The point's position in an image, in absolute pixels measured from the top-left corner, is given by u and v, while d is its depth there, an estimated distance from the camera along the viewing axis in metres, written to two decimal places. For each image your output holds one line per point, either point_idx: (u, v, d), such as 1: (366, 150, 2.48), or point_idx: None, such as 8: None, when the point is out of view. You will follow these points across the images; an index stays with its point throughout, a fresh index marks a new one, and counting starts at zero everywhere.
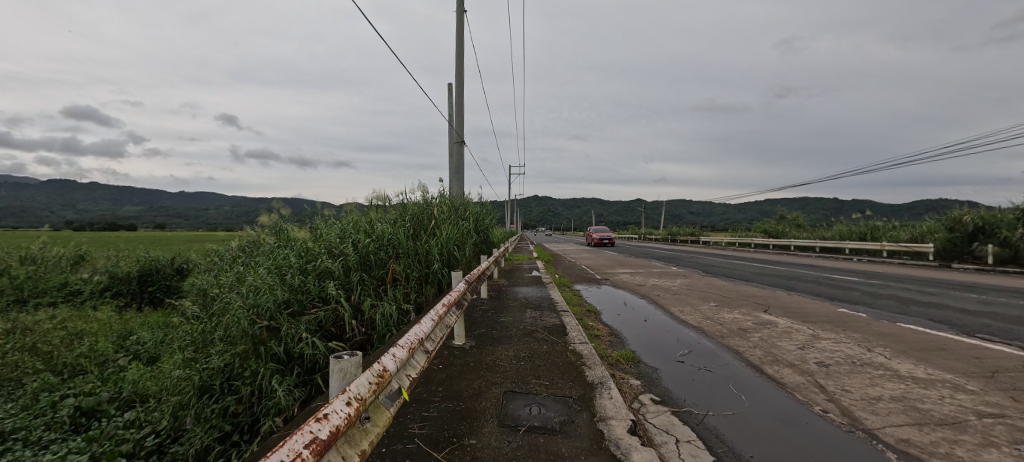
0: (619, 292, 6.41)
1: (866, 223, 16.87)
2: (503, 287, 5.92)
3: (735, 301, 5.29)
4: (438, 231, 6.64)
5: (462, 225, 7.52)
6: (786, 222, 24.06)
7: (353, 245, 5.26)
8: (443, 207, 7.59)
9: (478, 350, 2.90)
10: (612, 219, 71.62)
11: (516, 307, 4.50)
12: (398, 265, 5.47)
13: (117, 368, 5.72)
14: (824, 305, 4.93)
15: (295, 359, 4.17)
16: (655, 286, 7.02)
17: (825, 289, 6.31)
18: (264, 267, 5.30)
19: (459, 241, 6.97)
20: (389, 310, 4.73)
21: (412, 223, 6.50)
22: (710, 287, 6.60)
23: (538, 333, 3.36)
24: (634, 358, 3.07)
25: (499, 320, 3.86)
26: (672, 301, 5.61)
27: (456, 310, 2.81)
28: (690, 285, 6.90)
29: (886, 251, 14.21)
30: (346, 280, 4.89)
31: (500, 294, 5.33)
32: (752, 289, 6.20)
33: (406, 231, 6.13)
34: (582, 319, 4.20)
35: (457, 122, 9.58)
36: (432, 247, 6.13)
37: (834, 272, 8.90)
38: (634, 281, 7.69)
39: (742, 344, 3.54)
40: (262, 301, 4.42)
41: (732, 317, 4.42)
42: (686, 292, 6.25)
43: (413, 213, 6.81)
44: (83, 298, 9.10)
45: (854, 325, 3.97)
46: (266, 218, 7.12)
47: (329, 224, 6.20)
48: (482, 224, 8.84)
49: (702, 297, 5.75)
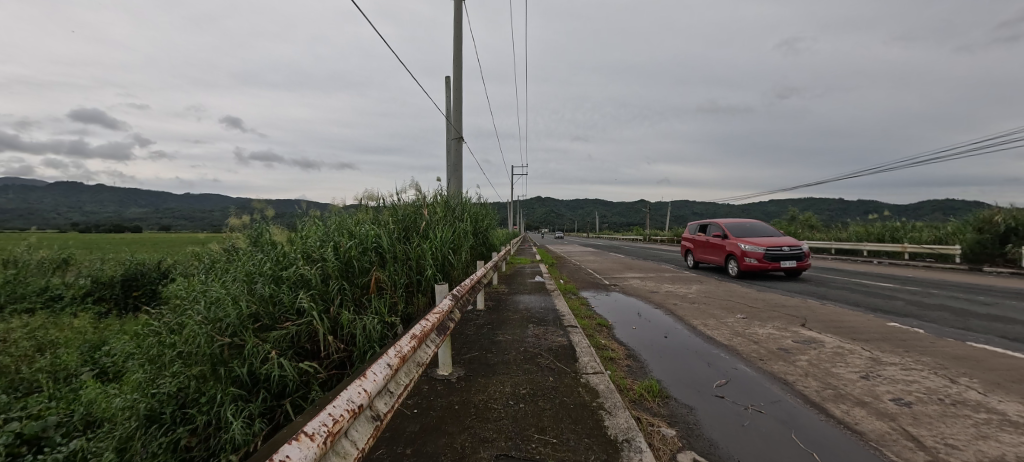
0: (631, 301, 5.79)
1: (883, 223, 16.17)
2: (503, 295, 5.34)
3: (764, 312, 4.68)
4: (430, 233, 6.07)
5: (458, 226, 6.94)
6: (797, 222, 23.33)
7: (334, 251, 4.73)
8: (437, 207, 7.01)
9: (468, 384, 2.31)
10: (616, 220, 70.79)
11: (516, 322, 3.90)
12: (384, 272, 4.92)
13: (77, 386, 5.14)
14: (871, 319, 4.29)
15: (260, 382, 3.60)
16: (670, 293, 6.42)
17: (861, 297, 5.68)
18: (235, 274, 4.75)
19: (455, 244, 6.39)
20: (371, 323, 4.17)
21: (401, 226, 5.97)
22: (731, 295, 5.97)
23: (540, 358, 2.76)
24: (661, 392, 2.46)
25: (495, 339, 3.26)
26: (692, 311, 4.99)
27: (439, 334, 2.22)
28: (708, 292, 6.26)
29: (907, 253, 13.51)
30: (324, 289, 4.34)
31: (499, 305, 4.73)
32: (780, 298, 5.57)
33: (394, 235, 5.60)
34: (592, 337, 3.61)
35: (455, 117, 9.04)
36: (423, 250, 5.58)
37: (861, 277, 8.25)
38: (646, 287, 7.08)
39: (788, 369, 2.94)
40: (226, 315, 3.88)
41: (767, 333, 3.80)
42: (706, 301, 5.63)
43: (402, 215, 6.27)
44: (64, 304, 8.62)
45: (918, 345, 3.35)
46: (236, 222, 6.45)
47: (310, 227, 5.67)
48: (480, 226, 8.24)
49: (725, 307, 5.13)
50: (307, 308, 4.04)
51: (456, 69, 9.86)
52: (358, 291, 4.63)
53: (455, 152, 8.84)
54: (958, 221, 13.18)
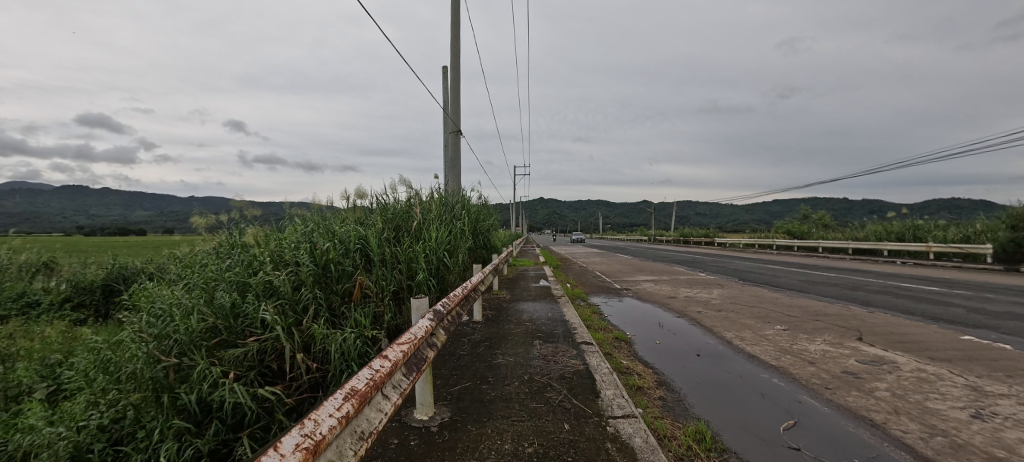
0: (648, 308, 5.16)
1: (903, 222, 15.44)
2: (504, 304, 4.71)
3: (807, 323, 4.04)
4: (422, 234, 5.44)
5: (456, 225, 6.32)
6: (809, 221, 22.56)
7: (309, 254, 4.14)
8: (432, 206, 6.38)
9: (452, 435, 1.69)
10: (620, 220, 69.94)
11: (519, 338, 3.26)
12: (368, 277, 4.31)
13: (20, 407, 4.52)
14: (939, 332, 3.61)
15: (213, 412, 3.00)
16: (690, 298, 5.79)
17: (908, 302, 5.03)
18: (194, 280, 4.15)
19: (451, 246, 5.76)
20: (349, 338, 3.55)
21: (391, 227, 5.36)
22: (760, 301, 5.31)
23: (549, 392, 2.13)
24: (716, 444, 1.82)
25: (492, 363, 2.62)
26: (722, 321, 4.33)
27: (412, 373, 1.49)
28: (734, 298, 5.60)
29: (932, 253, 12.77)
30: (294, 299, 3.74)
31: (499, 315, 4.12)
32: (819, 304, 4.90)
33: (381, 236, 4.99)
34: (611, 357, 2.98)
35: (452, 109, 8.44)
36: (415, 253, 4.95)
37: (894, 279, 7.56)
38: (661, 291, 6.45)
39: (867, 402, 2.30)
40: (176, 330, 3.29)
41: (822, 351, 3.16)
42: (733, 308, 4.98)
43: (391, 215, 5.66)
44: (39, 311, 8.06)
45: (1018, 368, 2.69)
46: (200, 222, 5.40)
47: (288, 228, 5.04)
48: (481, 226, 7.60)
49: (758, 316, 4.48)
50: (272, 322, 3.45)
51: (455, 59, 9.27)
52: (337, 300, 4.06)
53: (453, 146, 8.23)
54: (988, 219, 12.41)
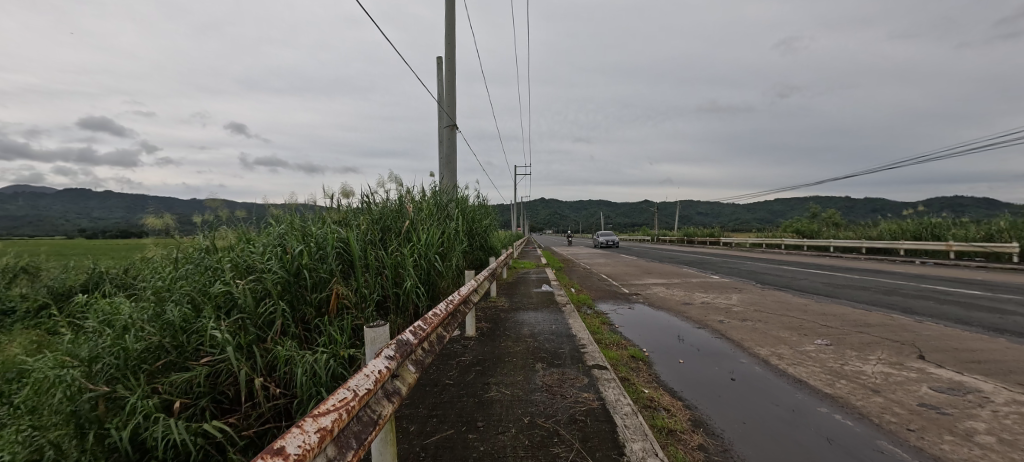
0: (663, 317, 4.62)
1: (919, 219, 14.87)
2: (503, 314, 4.18)
3: (851, 336, 3.52)
4: (412, 236, 4.91)
5: (450, 225, 5.76)
6: (818, 220, 21.96)
7: (278, 259, 3.62)
8: (424, 204, 5.82)
9: None
10: (621, 220, 69.27)
11: (518, 360, 2.71)
12: (347, 286, 3.79)
13: None
14: (1012, 347, 3.08)
15: (150, 453, 2.39)
16: (707, 304, 5.26)
17: (956, 308, 4.50)
18: (142, 290, 3.58)
19: (445, 249, 5.23)
20: (319, 358, 3.02)
21: (376, 229, 4.83)
22: (788, 308, 4.77)
23: (556, 447, 1.59)
24: None
25: (483, 399, 2.08)
26: (750, 333, 3.81)
27: (354, 446, 0.96)
28: (757, 304, 5.05)
29: (953, 252, 12.17)
30: (256, 313, 3.21)
31: (496, 328, 3.59)
32: (856, 312, 4.37)
33: (364, 238, 4.45)
34: (630, 385, 2.45)
35: (447, 102, 7.90)
36: (403, 258, 4.42)
37: (923, 281, 7.02)
38: (675, 296, 5.92)
39: (971, 452, 1.77)
40: (110, 352, 2.74)
41: (883, 376, 2.63)
42: (759, 316, 4.44)
43: (378, 215, 5.11)
44: (13, 320, 7.30)
45: None
46: (153, 222, 4.46)
47: (258, 231, 4.44)
48: (478, 227, 7.05)
49: (791, 326, 3.95)
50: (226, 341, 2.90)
51: (450, 49, 8.72)
52: (309, 313, 3.55)
53: (449, 141, 7.70)
54: (1013, 216, 11.83)
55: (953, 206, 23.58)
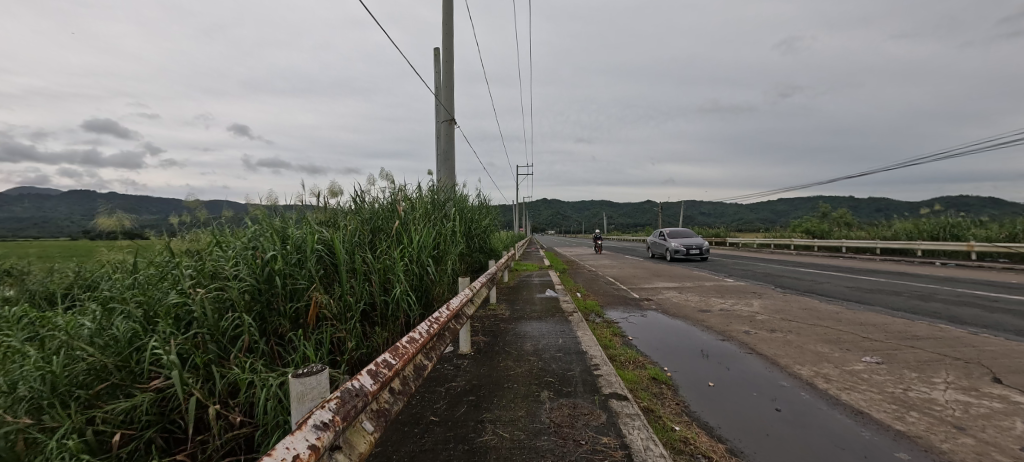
0: (684, 328, 4.15)
1: (937, 219, 14.30)
2: (504, 325, 3.73)
3: (903, 353, 3.06)
4: (404, 237, 4.46)
5: (448, 225, 5.31)
6: (828, 220, 21.40)
7: (247, 264, 3.18)
8: (419, 202, 5.38)
9: None
10: (624, 220, 68.70)
11: (521, 387, 2.26)
12: (328, 294, 3.36)
13: None
14: None
15: None
16: (728, 312, 4.79)
17: (1009, 317, 4.02)
18: (91, 300, 3.10)
19: (441, 251, 4.79)
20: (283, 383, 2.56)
21: (365, 230, 4.40)
22: (819, 317, 4.30)
23: None
24: None
25: (472, 445, 1.64)
26: (784, 348, 3.36)
27: None
28: (783, 312, 4.59)
29: (976, 252, 11.63)
30: (217, 329, 2.79)
31: (496, 343, 3.15)
32: (898, 323, 3.90)
33: (350, 240, 4.01)
34: (657, 421, 2.00)
35: (445, 95, 7.47)
36: (393, 262, 3.97)
37: (955, 285, 6.53)
38: (690, 302, 5.47)
39: None
40: (30, 373, 2.09)
41: (964, 408, 2.17)
42: (790, 327, 3.97)
43: (368, 216, 4.68)
44: None
45: None
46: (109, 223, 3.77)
47: (230, 230, 3.93)
48: (477, 228, 6.61)
49: (829, 340, 3.49)
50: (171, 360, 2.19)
51: (448, 40, 8.28)
52: (283, 326, 3.12)
53: (447, 137, 7.27)
54: None
55: (967, 204, 22.91)
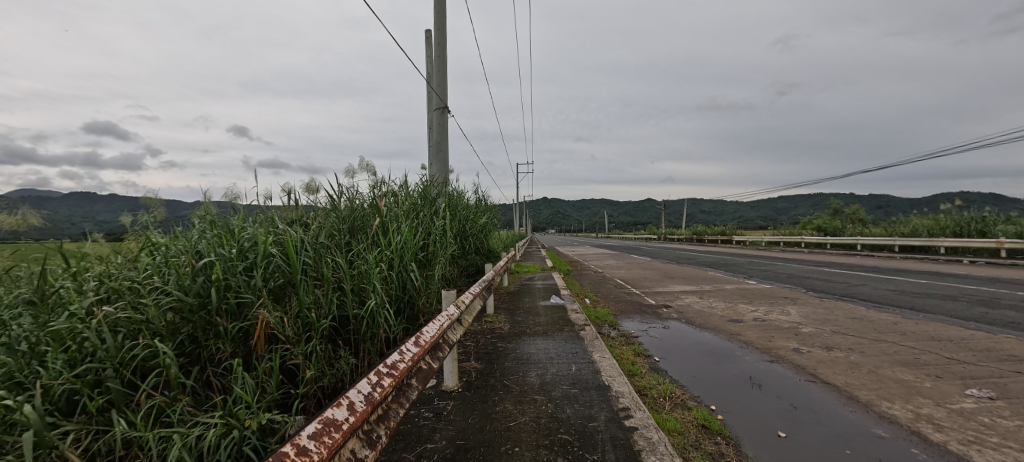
0: (725, 345, 3.43)
1: (958, 214, 13.63)
2: (503, 346, 3.02)
3: (1015, 383, 2.37)
4: (382, 236, 3.75)
5: (437, 222, 4.59)
6: (840, 217, 20.71)
7: (177, 274, 2.49)
8: (404, 197, 4.67)
9: None
10: (625, 218, 67.89)
11: (526, 452, 1.57)
12: (281, 312, 2.67)
13: None
14: None
15: None
16: (762, 321, 4.11)
17: None
18: None
19: (428, 255, 4.09)
20: (192, 440, 1.83)
21: (336, 231, 3.71)
22: (876, 330, 3.61)
23: None
24: None
25: None
26: (852, 373, 2.67)
27: None
28: (831, 323, 3.89)
29: (1004, 250, 10.97)
30: (121, 358, 2.08)
31: (491, 373, 2.44)
32: (979, 338, 3.22)
33: (314, 244, 3.30)
34: None
35: (438, 81, 6.76)
36: (368, 268, 3.26)
37: (1004, 287, 5.88)
38: (713, 310, 4.80)
39: None
40: None
41: None
42: (848, 343, 3.29)
43: (343, 214, 3.97)
44: None
45: None
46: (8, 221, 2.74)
47: (168, 229, 3.06)
48: (473, 227, 5.90)
49: (906, 362, 2.81)
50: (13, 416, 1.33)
51: (440, 22, 7.58)
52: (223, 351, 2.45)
53: (439, 126, 6.59)
54: None
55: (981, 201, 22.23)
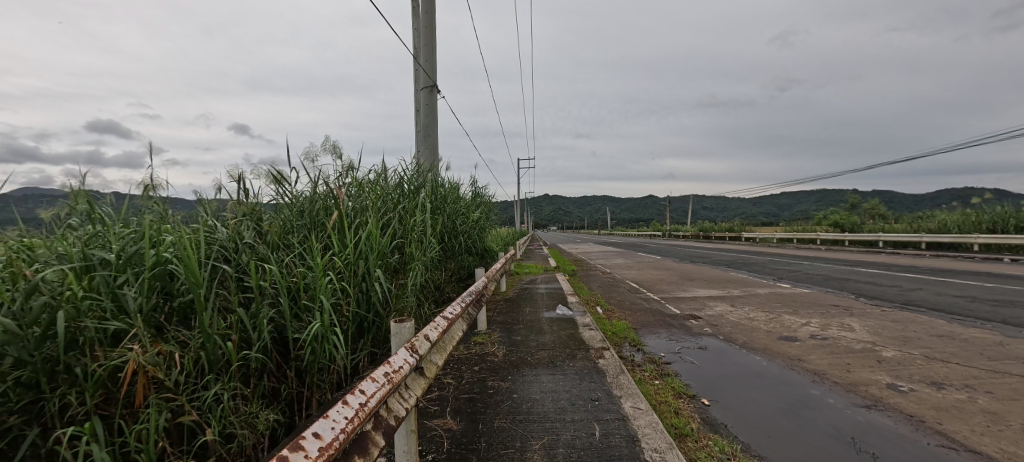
0: (798, 379, 2.55)
1: (991, 208, 12.70)
2: (496, 387, 2.17)
3: None
4: (343, 235, 2.90)
5: (418, 218, 3.75)
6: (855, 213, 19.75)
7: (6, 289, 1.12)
8: (379, 186, 3.82)
9: None
10: (628, 215, 66.96)
11: None
12: (174, 339, 1.69)
13: None
14: None
15: None
16: (823, 341, 3.26)
17: None
18: None
19: (404, 260, 3.25)
20: None
21: (283, 231, 2.85)
22: (984, 356, 2.77)
23: None
24: None
25: None
26: (1008, 435, 1.82)
27: None
28: (916, 344, 3.05)
29: None
30: None
31: (472, 445, 1.60)
32: None
33: (247, 246, 2.40)
34: None
35: (426, 57, 5.89)
36: (316, 278, 2.39)
37: None
38: (752, 322, 3.97)
39: None
40: None
41: None
42: (959, 377, 2.44)
43: (297, 208, 3.09)
44: None
45: None
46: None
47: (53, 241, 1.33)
48: (465, 223, 5.06)
49: None
50: None
51: None
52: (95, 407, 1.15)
53: (427, 108, 5.74)
54: None
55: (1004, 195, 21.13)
